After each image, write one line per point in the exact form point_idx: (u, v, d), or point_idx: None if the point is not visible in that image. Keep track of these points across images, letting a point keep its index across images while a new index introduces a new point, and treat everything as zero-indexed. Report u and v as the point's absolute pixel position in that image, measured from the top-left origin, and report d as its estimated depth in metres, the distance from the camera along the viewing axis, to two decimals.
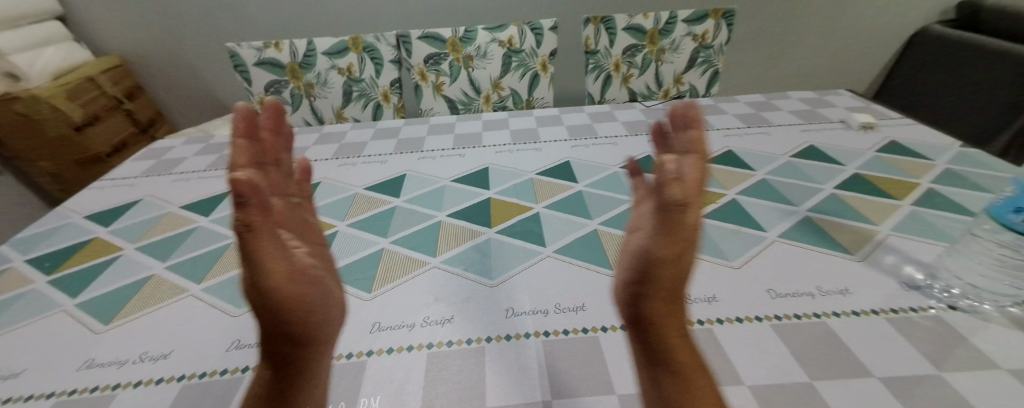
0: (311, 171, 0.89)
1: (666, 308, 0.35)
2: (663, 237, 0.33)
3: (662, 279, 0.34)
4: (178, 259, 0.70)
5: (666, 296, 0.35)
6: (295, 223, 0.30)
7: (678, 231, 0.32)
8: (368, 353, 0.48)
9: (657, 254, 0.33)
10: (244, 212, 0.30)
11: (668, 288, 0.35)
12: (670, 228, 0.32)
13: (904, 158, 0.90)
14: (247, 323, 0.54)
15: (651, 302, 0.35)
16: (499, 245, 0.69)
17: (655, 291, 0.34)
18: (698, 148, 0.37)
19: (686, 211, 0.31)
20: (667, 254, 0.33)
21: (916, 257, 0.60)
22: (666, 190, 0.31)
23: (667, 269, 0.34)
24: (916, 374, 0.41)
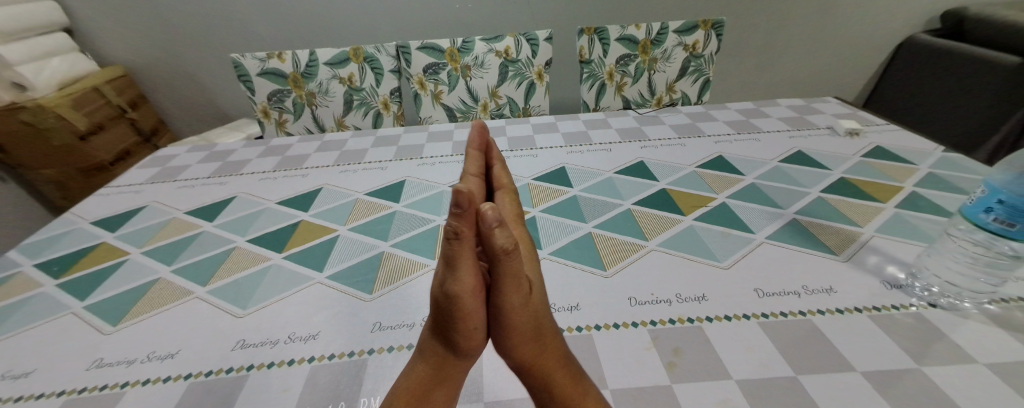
0: (220, 168, 0.81)
1: (535, 350, 0.26)
2: (459, 282, 0.21)
3: (519, 329, 0.24)
4: (53, 253, 0.58)
5: (529, 339, 0.25)
6: (460, 235, 0.20)
7: (503, 280, 0.21)
8: (153, 378, 0.37)
9: (500, 308, 0.23)
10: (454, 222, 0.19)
11: (531, 330, 0.25)
12: (457, 271, 0.21)
13: (897, 139, 0.72)
14: (51, 332, 0.44)
15: (518, 350, 0.25)
16: (387, 253, 0.53)
17: (512, 341, 0.25)
18: (502, 185, 0.33)
19: (513, 256, 0.20)
20: (514, 308, 0.23)
21: (896, 256, 0.43)
22: (491, 237, 0.19)
23: (516, 319, 0.24)
24: (860, 382, 0.30)
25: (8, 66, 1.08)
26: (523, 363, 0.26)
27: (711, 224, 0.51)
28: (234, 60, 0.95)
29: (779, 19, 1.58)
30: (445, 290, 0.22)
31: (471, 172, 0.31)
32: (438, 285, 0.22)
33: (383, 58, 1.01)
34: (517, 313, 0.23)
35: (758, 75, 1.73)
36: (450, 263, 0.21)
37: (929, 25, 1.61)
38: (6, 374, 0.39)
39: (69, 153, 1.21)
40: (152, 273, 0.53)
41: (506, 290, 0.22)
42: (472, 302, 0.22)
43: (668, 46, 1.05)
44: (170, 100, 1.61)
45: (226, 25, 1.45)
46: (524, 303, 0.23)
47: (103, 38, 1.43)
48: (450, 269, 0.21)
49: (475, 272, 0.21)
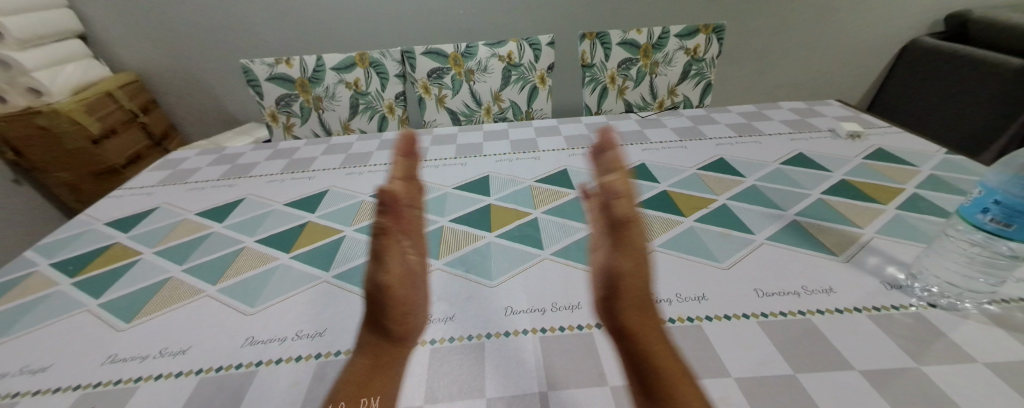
0: (229, 171, 0.83)
1: (639, 319, 0.29)
2: (386, 271, 0.32)
3: (628, 289, 0.29)
4: (67, 253, 0.60)
5: (635, 307, 0.29)
6: (386, 230, 0.33)
7: (624, 240, 0.30)
8: (164, 373, 0.38)
9: (616, 265, 0.30)
10: (384, 221, 0.33)
11: (638, 297, 0.29)
12: (386, 263, 0.32)
13: (899, 141, 0.72)
14: (67, 328, 0.45)
15: (625, 313, 0.29)
16: None
17: (622, 303, 0.29)
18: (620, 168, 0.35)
19: (627, 223, 0.31)
20: (627, 271, 0.29)
21: (895, 256, 0.43)
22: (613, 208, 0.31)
23: (628, 279, 0.29)
24: (860, 380, 0.30)
25: (25, 72, 1.12)
26: (627, 328, 0.29)
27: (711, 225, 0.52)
28: (243, 66, 0.97)
29: (781, 23, 1.58)
30: (376, 280, 0.31)
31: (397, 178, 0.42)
32: (371, 278, 0.32)
33: (388, 63, 1.03)
34: (629, 272, 0.29)
35: (762, 78, 1.73)
36: (379, 255, 0.32)
37: (933, 29, 1.60)
38: (23, 369, 0.40)
39: (82, 156, 1.24)
40: (164, 271, 0.54)
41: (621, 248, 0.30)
42: (399, 289, 0.32)
43: (669, 50, 1.06)
44: (180, 105, 1.64)
45: (236, 32, 1.49)
46: (634, 267, 0.30)
47: (117, 45, 1.47)
48: (380, 260, 0.32)
49: (399, 264, 0.33)
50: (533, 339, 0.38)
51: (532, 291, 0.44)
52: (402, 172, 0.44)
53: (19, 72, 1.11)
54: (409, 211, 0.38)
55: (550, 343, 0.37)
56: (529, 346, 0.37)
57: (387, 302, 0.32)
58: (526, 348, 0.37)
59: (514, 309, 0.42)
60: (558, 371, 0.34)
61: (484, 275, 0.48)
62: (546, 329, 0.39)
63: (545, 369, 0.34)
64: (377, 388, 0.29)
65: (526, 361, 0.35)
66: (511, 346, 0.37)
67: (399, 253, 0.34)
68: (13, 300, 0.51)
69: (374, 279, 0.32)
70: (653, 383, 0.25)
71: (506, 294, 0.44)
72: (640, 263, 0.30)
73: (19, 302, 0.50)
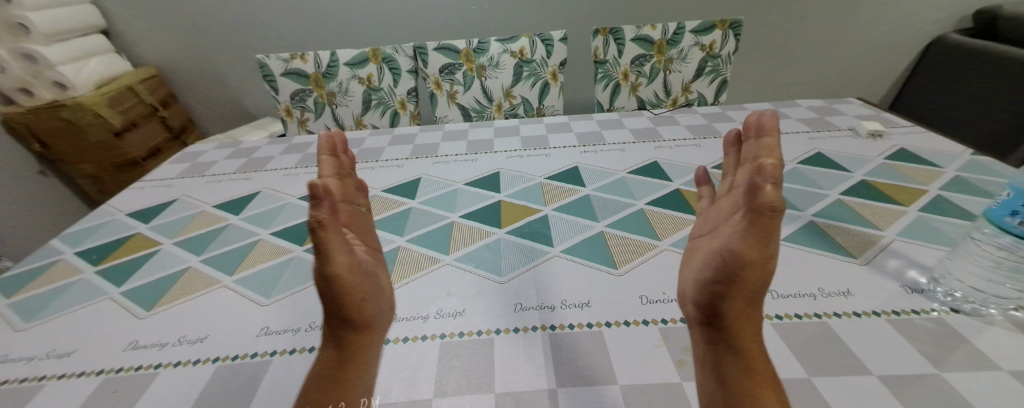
0: (245, 165, 0.85)
1: (743, 312, 0.30)
2: (333, 264, 0.30)
3: (745, 282, 0.29)
4: (92, 242, 0.62)
5: (744, 300, 0.29)
6: (324, 222, 0.29)
7: (764, 233, 0.27)
8: (183, 361, 0.39)
9: (742, 256, 0.29)
10: (318, 212, 0.29)
11: (751, 289, 0.29)
12: (330, 256, 0.30)
13: (923, 141, 0.69)
14: (92, 315, 0.47)
15: (730, 299, 0.30)
16: (403, 248, 0.54)
17: (733, 291, 0.29)
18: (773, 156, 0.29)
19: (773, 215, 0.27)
20: (753, 262, 0.28)
21: (917, 260, 0.42)
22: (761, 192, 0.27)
23: (750, 271, 0.29)
24: (875, 385, 0.29)
25: (51, 67, 1.16)
26: (726, 314, 0.30)
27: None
28: (259, 61, 0.99)
29: (800, 18, 1.54)
30: (323, 273, 0.30)
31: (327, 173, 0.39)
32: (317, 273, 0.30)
33: (401, 58, 1.04)
34: (754, 266, 0.28)
35: (779, 75, 1.68)
36: (321, 251, 0.30)
37: (961, 24, 1.54)
38: (51, 352, 0.42)
39: (105, 148, 1.28)
40: (183, 262, 0.56)
41: (756, 241, 0.28)
42: (348, 279, 0.31)
43: (684, 46, 1.04)
44: (198, 99, 1.68)
45: (251, 28, 1.51)
46: (761, 261, 0.28)
47: (138, 40, 1.51)
48: (322, 256, 0.30)
49: (345, 256, 0.31)
50: (542, 336, 0.38)
51: (542, 288, 0.44)
52: (335, 168, 0.40)
53: (45, 66, 1.15)
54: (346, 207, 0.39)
55: (559, 340, 0.37)
56: (538, 342, 0.37)
57: (340, 295, 0.31)
58: (535, 344, 0.37)
59: (523, 306, 0.42)
60: (566, 368, 0.34)
61: (495, 271, 0.48)
62: (556, 327, 0.39)
63: (554, 366, 0.34)
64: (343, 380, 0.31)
65: (535, 358, 0.36)
66: (521, 342, 0.37)
67: (342, 242, 0.32)
68: (41, 286, 0.53)
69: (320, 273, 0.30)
70: (740, 373, 0.27)
71: (516, 290, 0.45)
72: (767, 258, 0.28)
73: (48, 289, 0.52)
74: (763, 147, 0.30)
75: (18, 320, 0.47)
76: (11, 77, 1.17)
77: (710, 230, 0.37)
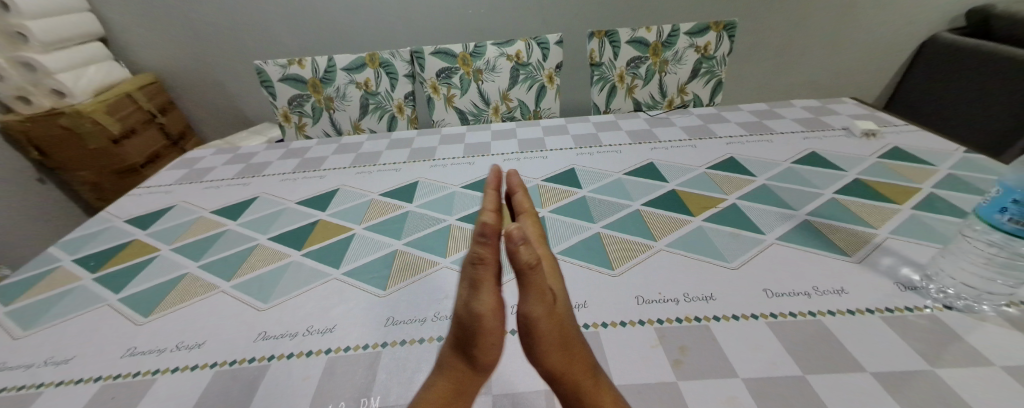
0: (244, 170, 0.85)
1: (563, 361, 0.25)
2: (482, 302, 0.22)
3: (547, 338, 0.24)
4: (90, 249, 0.63)
5: (555, 349, 0.25)
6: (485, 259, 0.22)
7: (527, 288, 0.23)
8: (182, 366, 0.39)
9: (527, 318, 0.23)
10: (481, 248, 0.22)
11: (556, 339, 0.25)
12: (481, 292, 0.23)
13: (916, 140, 0.70)
14: (90, 322, 0.47)
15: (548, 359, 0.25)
16: (400, 251, 0.55)
17: (541, 349, 0.25)
18: (525, 210, 0.31)
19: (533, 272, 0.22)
20: (541, 318, 0.23)
21: (910, 257, 0.42)
22: (516, 255, 0.21)
23: (542, 326, 0.24)
24: (870, 382, 0.30)
25: (50, 74, 1.16)
26: (552, 372, 0.26)
27: (718, 225, 0.52)
28: (257, 67, 0.99)
29: (795, 19, 1.55)
30: (469, 309, 0.23)
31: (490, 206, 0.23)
32: (462, 305, 0.23)
33: (398, 63, 1.04)
34: (544, 321, 0.24)
35: (775, 75, 1.70)
36: (475, 285, 0.23)
37: (953, 24, 1.56)
38: (47, 360, 0.42)
39: (103, 155, 1.29)
40: (182, 268, 0.56)
41: (532, 296, 0.23)
42: (493, 320, 0.23)
43: (679, 48, 1.05)
44: (196, 105, 1.69)
45: (250, 34, 1.52)
46: (548, 311, 0.23)
47: (136, 47, 1.51)
48: (475, 291, 0.23)
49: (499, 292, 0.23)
50: None
51: None
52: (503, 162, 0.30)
53: (44, 74, 1.16)
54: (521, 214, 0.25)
55: None
56: None
57: (478, 336, 0.24)
58: None
59: None
60: None
61: None
62: None
63: None
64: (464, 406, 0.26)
65: None
66: (517, 344, 0.38)
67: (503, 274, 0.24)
68: (39, 294, 0.53)
69: (464, 306, 0.23)
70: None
71: (513, 292, 0.45)
72: (553, 305, 0.24)
73: (46, 296, 0.52)
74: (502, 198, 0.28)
75: (16, 328, 0.47)
76: (9, 86, 1.17)
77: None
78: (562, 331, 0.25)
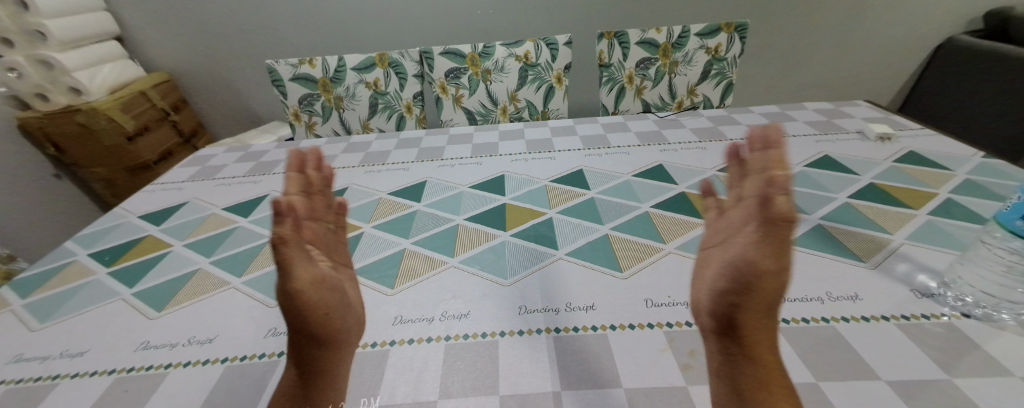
0: (255, 168, 0.87)
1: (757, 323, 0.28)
2: (295, 278, 0.30)
3: (759, 291, 0.27)
4: (104, 244, 0.64)
5: (759, 312, 0.28)
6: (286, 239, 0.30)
7: (770, 241, 0.26)
8: (193, 361, 0.40)
9: (759, 266, 0.26)
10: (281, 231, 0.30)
11: (762, 303, 0.28)
12: (292, 271, 0.30)
13: (933, 144, 0.68)
14: (105, 315, 0.48)
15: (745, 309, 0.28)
16: (408, 250, 0.55)
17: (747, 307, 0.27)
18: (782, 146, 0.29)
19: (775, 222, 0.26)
20: (769, 272, 0.26)
21: (926, 263, 0.42)
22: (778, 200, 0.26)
23: (767, 281, 0.27)
24: (885, 391, 0.29)
25: (66, 72, 1.19)
26: (739, 327, 0.28)
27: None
28: (269, 67, 1.01)
29: (807, 20, 1.53)
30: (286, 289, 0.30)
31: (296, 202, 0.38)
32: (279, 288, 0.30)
33: (407, 63, 1.05)
34: (770, 275, 0.26)
35: (786, 76, 1.67)
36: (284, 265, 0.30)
37: (971, 26, 1.52)
38: (63, 352, 0.43)
39: (118, 152, 1.31)
40: (193, 263, 0.57)
41: (774, 254, 0.26)
42: (312, 293, 0.31)
43: (689, 49, 1.04)
44: (208, 104, 1.71)
45: (261, 33, 1.54)
46: (776, 267, 0.26)
47: (151, 46, 1.54)
48: (286, 271, 0.30)
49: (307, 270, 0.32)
50: (547, 338, 0.38)
51: (547, 291, 0.44)
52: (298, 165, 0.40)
53: (61, 72, 1.18)
54: (310, 222, 0.39)
55: (563, 343, 0.37)
56: (543, 345, 0.37)
57: (303, 310, 0.30)
58: (540, 347, 0.37)
59: (528, 308, 0.42)
60: (571, 371, 0.34)
61: (499, 273, 0.48)
62: (560, 329, 0.39)
63: (558, 368, 0.35)
64: (313, 397, 0.31)
65: (539, 360, 0.36)
66: (525, 345, 0.38)
67: (304, 257, 0.33)
68: (55, 287, 0.54)
69: (281, 289, 0.30)
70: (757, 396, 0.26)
71: (520, 292, 0.45)
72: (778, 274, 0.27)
73: (62, 290, 0.54)
74: (771, 159, 0.28)
75: (33, 320, 0.48)
76: (27, 83, 1.20)
77: (720, 241, 0.35)
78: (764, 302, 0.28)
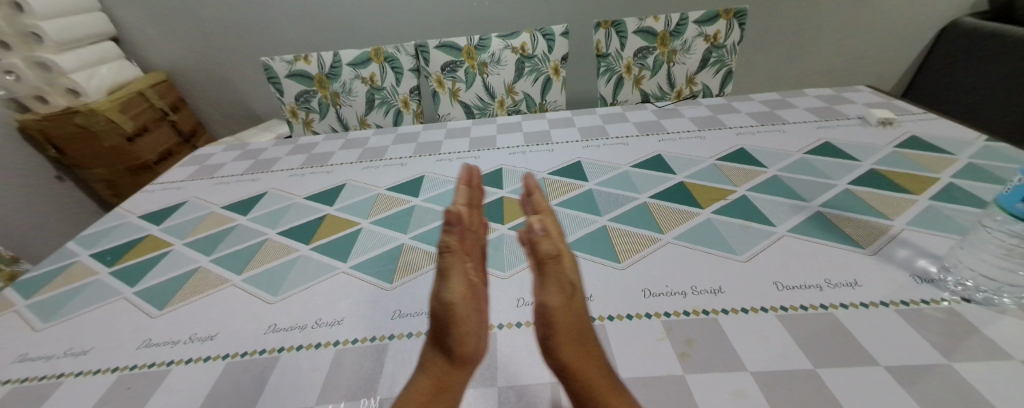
0: (253, 166, 0.86)
1: (579, 353, 0.27)
2: (452, 289, 0.29)
3: (561, 327, 0.28)
4: (104, 245, 0.64)
5: (570, 342, 0.28)
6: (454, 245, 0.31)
7: (449, 269, 0.29)
8: (195, 358, 0.40)
9: (546, 305, 0.28)
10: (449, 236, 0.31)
11: (571, 329, 0.28)
12: (449, 280, 0.29)
13: (935, 128, 0.67)
14: (107, 314, 0.49)
15: (548, 305, 0.28)
16: (407, 245, 0.55)
17: (556, 341, 0.27)
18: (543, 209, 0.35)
19: (453, 255, 0.30)
20: (558, 306, 0.28)
21: (928, 249, 0.41)
22: (539, 244, 0.29)
23: (560, 317, 0.28)
24: (883, 376, 0.29)
25: (64, 74, 1.19)
26: (565, 367, 0.27)
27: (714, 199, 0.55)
28: (264, 64, 1.00)
29: (810, 5, 1.50)
30: (441, 300, 0.28)
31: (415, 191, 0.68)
32: (435, 297, 0.29)
33: (403, 57, 1.04)
34: (557, 311, 0.28)
35: (788, 63, 1.65)
36: (444, 274, 0.29)
37: (976, 7, 1.50)
38: (66, 352, 0.43)
39: (118, 153, 1.31)
40: (194, 262, 0.57)
41: (548, 284, 0.29)
42: (462, 306, 0.28)
43: (688, 37, 1.02)
44: (206, 103, 1.71)
45: (257, 31, 1.53)
46: (564, 301, 0.28)
47: (146, 46, 1.53)
48: (444, 281, 0.29)
49: (461, 281, 0.30)
50: None
51: None
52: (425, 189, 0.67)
53: (58, 73, 1.18)
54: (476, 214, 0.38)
55: None
56: None
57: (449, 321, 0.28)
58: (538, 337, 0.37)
59: (526, 300, 0.42)
60: None
61: (497, 266, 0.48)
62: None
63: None
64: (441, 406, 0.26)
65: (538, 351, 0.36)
66: (523, 337, 0.38)
67: None
68: (57, 287, 0.55)
69: (437, 297, 0.29)
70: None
71: (518, 284, 0.45)
72: (570, 296, 0.29)
73: (65, 290, 0.54)
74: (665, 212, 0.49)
75: (36, 321, 0.49)
76: (26, 85, 1.20)
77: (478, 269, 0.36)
78: (473, 315, 0.29)
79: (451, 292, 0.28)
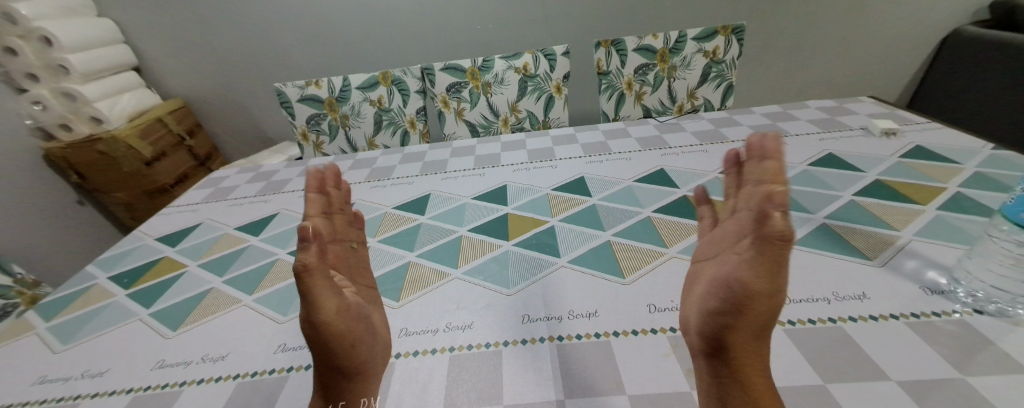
0: (265, 188, 0.89)
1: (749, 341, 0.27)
2: (322, 308, 0.29)
3: (750, 316, 0.26)
4: (122, 267, 0.66)
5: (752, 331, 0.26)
6: (311, 268, 0.29)
7: (314, 293, 0.29)
8: (206, 378, 0.41)
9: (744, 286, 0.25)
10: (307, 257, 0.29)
11: (757, 323, 0.26)
12: (319, 301, 0.29)
13: (940, 138, 0.67)
14: (122, 336, 0.50)
15: (752, 287, 0.25)
16: (413, 263, 0.56)
17: (738, 325, 0.26)
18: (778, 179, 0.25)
19: (314, 276, 0.29)
20: (760, 294, 0.25)
21: (937, 259, 0.41)
22: (770, 220, 0.23)
23: (755, 304, 0.25)
24: (895, 392, 0.28)
25: (88, 103, 1.26)
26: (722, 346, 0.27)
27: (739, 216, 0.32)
28: (277, 89, 1.05)
29: (807, 18, 1.52)
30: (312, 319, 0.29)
31: (311, 212, 0.36)
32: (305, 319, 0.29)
33: (409, 79, 1.08)
34: (759, 298, 0.25)
35: (789, 75, 1.66)
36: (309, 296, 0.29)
37: (976, 16, 1.51)
38: (83, 373, 0.44)
39: (136, 177, 1.37)
40: (206, 283, 0.59)
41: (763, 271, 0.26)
42: (338, 323, 0.30)
43: (687, 53, 1.05)
44: (221, 127, 1.77)
45: (272, 58, 1.61)
46: (770, 291, 0.25)
47: (166, 75, 1.61)
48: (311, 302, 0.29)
49: (333, 298, 0.30)
50: (550, 347, 0.38)
51: (549, 299, 0.44)
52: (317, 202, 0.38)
53: (83, 102, 1.25)
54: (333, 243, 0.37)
55: (566, 351, 0.37)
56: (546, 353, 0.37)
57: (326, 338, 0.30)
58: (543, 355, 0.37)
59: (531, 317, 0.42)
60: (575, 380, 0.34)
61: (501, 283, 0.49)
62: (563, 338, 0.39)
63: (563, 377, 0.35)
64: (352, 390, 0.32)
65: (542, 369, 0.36)
66: (530, 355, 0.38)
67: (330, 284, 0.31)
68: (77, 309, 0.57)
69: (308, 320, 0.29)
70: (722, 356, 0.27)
71: (523, 301, 0.45)
72: (777, 288, 0.25)
73: (83, 312, 0.56)
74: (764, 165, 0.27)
75: (56, 343, 0.50)
76: (53, 114, 1.27)
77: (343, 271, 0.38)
78: (351, 327, 0.32)
79: (324, 313, 0.29)
